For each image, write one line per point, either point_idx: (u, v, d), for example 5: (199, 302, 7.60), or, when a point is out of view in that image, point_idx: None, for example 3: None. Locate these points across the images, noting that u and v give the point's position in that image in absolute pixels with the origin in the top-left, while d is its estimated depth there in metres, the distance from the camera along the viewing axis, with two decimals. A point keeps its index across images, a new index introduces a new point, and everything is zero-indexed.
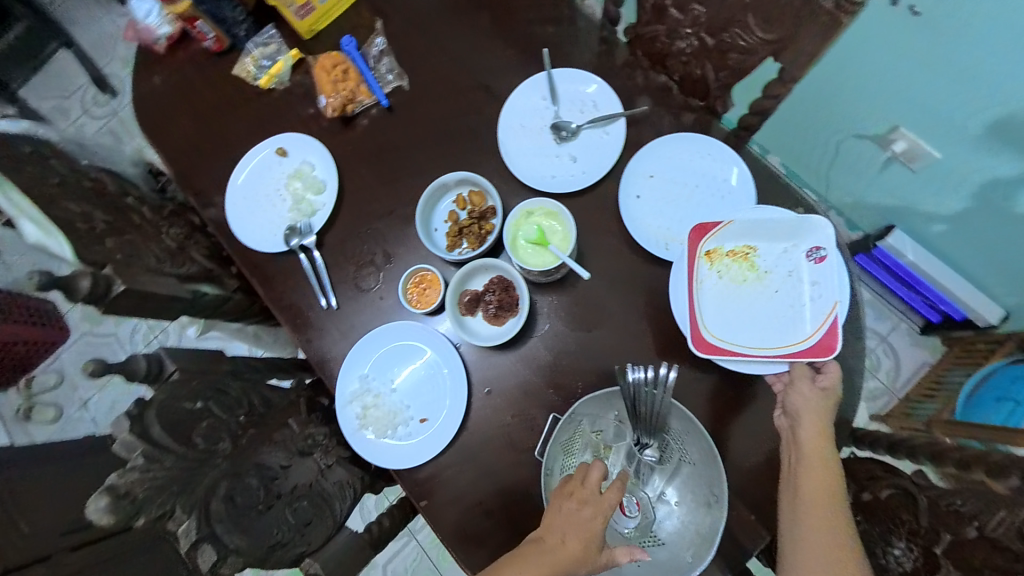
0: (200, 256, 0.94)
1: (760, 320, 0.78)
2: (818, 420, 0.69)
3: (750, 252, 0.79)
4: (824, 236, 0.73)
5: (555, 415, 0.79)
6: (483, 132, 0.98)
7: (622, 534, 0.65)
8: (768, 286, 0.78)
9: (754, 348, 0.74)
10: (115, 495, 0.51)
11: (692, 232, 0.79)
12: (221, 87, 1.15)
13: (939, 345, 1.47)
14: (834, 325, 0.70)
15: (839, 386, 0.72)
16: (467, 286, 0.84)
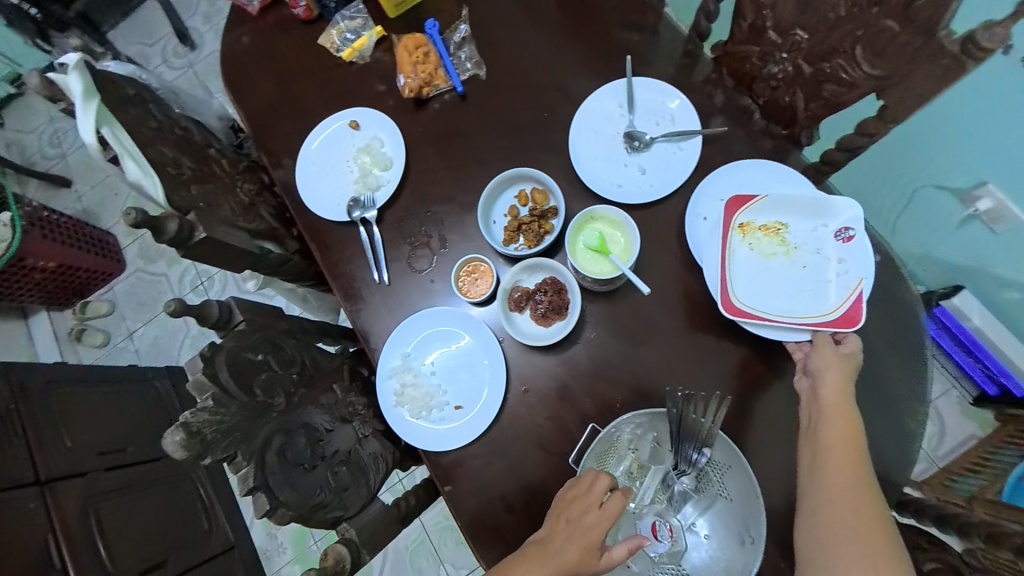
0: (268, 215, 0.98)
1: (785, 293, 0.79)
2: (840, 382, 0.69)
3: (780, 228, 0.81)
4: (853, 217, 0.76)
5: (594, 427, 0.78)
6: (554, 132, 0.98)
7: (650, 557, 0.64)
8: (796, 261, 0.79)
9: (780, 315, 0.76)
10: (188, 432, 0.54)
11: (729, 203, 0.82)
12: (304, 54, 1.19)
13: (991, 420, 1.37)
14: (857, 301, 0.73)
15: (858, 354, 0.73)
16: (519, 283, 0.85)
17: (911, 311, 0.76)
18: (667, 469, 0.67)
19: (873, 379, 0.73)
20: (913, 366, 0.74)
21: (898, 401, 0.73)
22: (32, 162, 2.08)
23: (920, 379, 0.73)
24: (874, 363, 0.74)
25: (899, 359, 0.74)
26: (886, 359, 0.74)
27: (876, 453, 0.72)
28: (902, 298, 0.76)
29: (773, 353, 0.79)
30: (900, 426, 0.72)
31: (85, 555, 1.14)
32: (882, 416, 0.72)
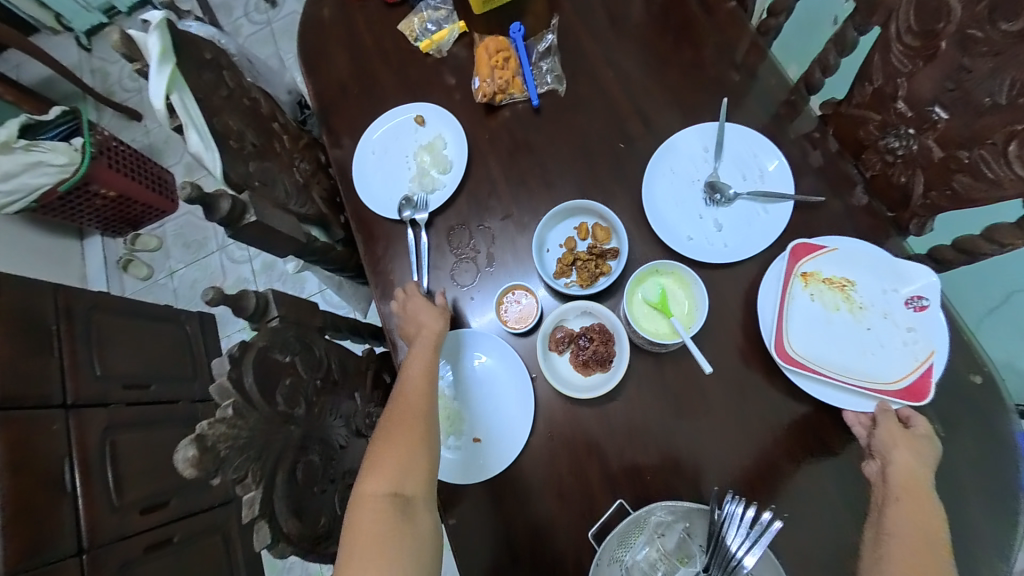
0: (320, 198, 0.96)
1: (846, 355, 0.71)
2: (910, 460, 0.62)
3: (846, 284, 0.74)
4: (930, 286, 0.69)
5: (622, 504, 0.72)
6: (628, 165, 0.92)
7: None
8: (862, 322, 0.72)
9: (835, 372, 0.70)
10: (202, 448, 0.48)
11: (794, 248, 0.76)
12: (383, 38, 1.16)
13: None
14: (923, 374, 0.66)
15: (933, 437, 0.64)
16: (563, 322, 0.80)
17: (1009, 449, 0.66)
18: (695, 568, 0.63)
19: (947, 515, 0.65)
20: (1002, 513, 0.64)
21: (974, 547, 0.63)
22: (111, 92, 2.15)
23: (1006, 528, 0.63)
24: (952, 498, 0.65)
25: (984, 498, 0.65)
26: (968, 497, 0.65)
27: None
28: (1001, 434, 0.66)
29: (834, 458, 0.71)
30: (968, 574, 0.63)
31: (95, 484, 1.17)
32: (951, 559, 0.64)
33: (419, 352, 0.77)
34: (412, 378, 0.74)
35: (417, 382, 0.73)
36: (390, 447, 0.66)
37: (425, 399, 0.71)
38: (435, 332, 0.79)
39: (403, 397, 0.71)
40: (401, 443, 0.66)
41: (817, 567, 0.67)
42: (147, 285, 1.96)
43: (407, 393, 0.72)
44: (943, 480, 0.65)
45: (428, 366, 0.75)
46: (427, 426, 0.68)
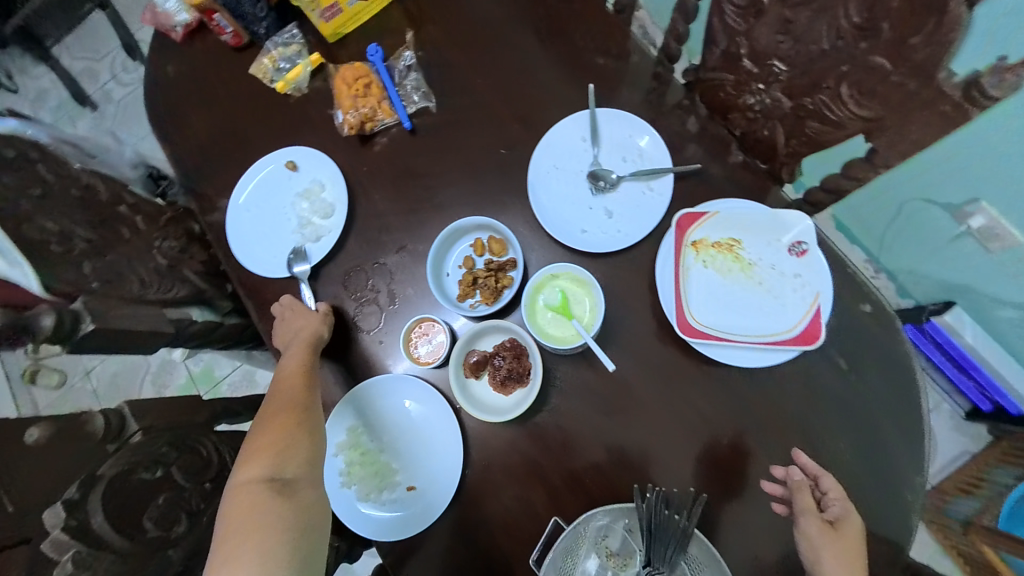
0: (194, 274, 0.87)
1: (746, 313, 0.71)
2: (841, 559, 0.59)
3: (734, 245, 0.74)
4: (804, 230, 0.71)
5: (557, 522, 0.70)
6: (511, 170, 0.89)
7: None
8: (754, 278, 0.72)
9: (738, 334, 0.70)
10: None
11: (681, 218, 0.76)
12: (238, 87, 1.08)
13: (983, 434, 1.36)
14: (814, 317, 0.68)
15: (850, 509, 0.62)
16: (475, 346, 0.76)
17: (908, 370, 0.68)
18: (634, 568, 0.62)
19: (862, 446, 0.67)
20: (910, 432, 0.67)
21: (890, 469, 0.66)
22: None
23: (915, 444, 0.66)
24: (864, 426, 0.68)
25: (893, 422, 0.67)
26: (878, 426, 0.67)
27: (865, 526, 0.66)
28: (897, 357, 0.68)
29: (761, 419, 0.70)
30: (889, 497, 0.66)
31: None
32: (872, 487, 0.67)
33: (297, 349, 0.77)
34: (290, 372, 0.73)
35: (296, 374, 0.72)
36: (267, 433, 0.63)
37: (306, 388, 0.71)
38: (313, 331, 0.79)
39: (281, 390, 0.70)
40: (278, 426, 0.64)
41: (760, 528, 0.68)
42: (60, 393, 1.70)
43: (286, 386, 0.71)
44: (853, 410, 0.68)
45: (306, 361, 0.75)
46: (308, 408, 0.67)
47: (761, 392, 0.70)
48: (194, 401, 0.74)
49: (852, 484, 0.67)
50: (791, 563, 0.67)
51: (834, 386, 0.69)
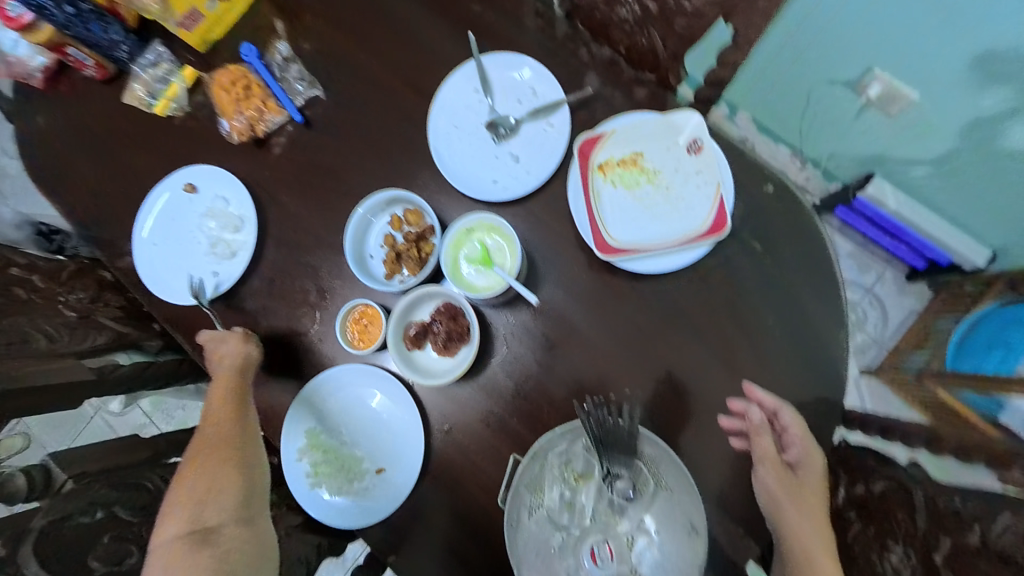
0: (111, 321, 0.84)
1: (656, 220, 0.73)
2: (799, 505, 0.63)
3: (637, 158, 0.75)
4: (696, 127, 0.72)
5: (516, 458, 0.73)
6: (411, 138, 0.86)
7: None
8: (661, 185, 0.73)
9: (651, 242, 0.72)
10: None
11: (583, 144, 0.76)
12: (114, 119, 1.01)
13: (925, 291, 1.48)
14: (719, 208, 0.70)
15: (810, 443, 0.67)
16: (412, 318, 0.77)
17: (815, 238, 0.71)
18: (597, 483, 0.63)
19: (788, 318, 0.71)
20: (827, 293, 0.70)
21: (815, 333, 0.70)
22: None
23: (832, 305, 0.70)
24: (784, 301, 0.71)
25: (812, 289, 0.71)
26: (800, 295, 0.71)
27: (804, 389, 0.70)
28: (803, 229, 0.71)
29: (694, 318, 0.73)
30: (820, 358, 0.70)
31: None
32: (803, 352, 0.71)
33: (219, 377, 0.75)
34: (215, 405, 0.72)
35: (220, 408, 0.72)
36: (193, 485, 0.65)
37: (234, 427, 0.71)
38: (240, 356, 0.77)
39: (208, 428, 0.71)
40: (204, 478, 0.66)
41: (713, 418, 0.72)
42: None
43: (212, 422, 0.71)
44: (771, 288, 0.71)
45: (231, 392, 0.74)
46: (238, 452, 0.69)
47: (689, 293, 0.73)
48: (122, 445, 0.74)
49: (783, 355, 0.71)
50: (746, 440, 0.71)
51: (752, 269, 0.72)
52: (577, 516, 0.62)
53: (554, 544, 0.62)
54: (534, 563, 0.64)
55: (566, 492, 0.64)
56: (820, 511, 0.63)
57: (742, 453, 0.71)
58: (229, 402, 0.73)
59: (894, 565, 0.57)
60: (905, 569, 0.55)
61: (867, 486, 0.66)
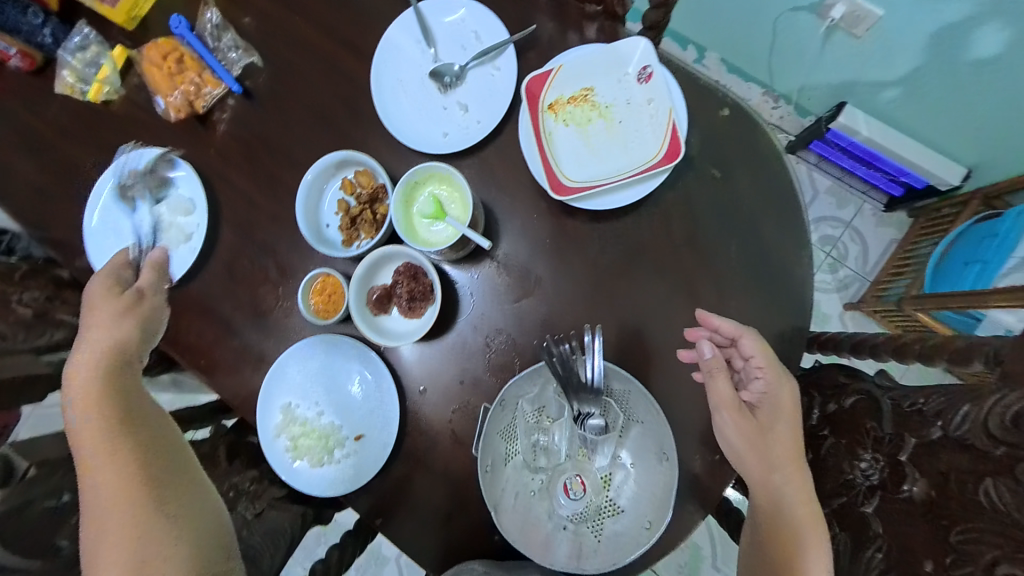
0: (69, 317, 0.84)
1: (611, 157, 0.71)
2: (756, 443, 0.60)
3: (588, 93, 0.72)
4: (645, 54, 0.70)
5: (485, 407, 0.73)
6: (355, 98, 0.82)
7: (563, 513, 0.63)
8: (613, 120, 0.71)
9: (607, 178, 0.70)
10: None
11: (531, 81, 0.72)
12: (32, 106, 0.92)
13: (905, 219, 1.43)
14: (673, 135, 0.68)
15: (778, 369, 0.63)
16: (375, 282, 0.76)
17: (772, 159, 0.70)
18: (569, 422, 0.66)
19: (752, 244, 0.70)
20: (787, 214, 0.70)
21: (778, 257, 0.70)
22: None
23: (793, 228, 0.70)
24: (746, 228, 0.70)
25: (771, 212, 0.70)
26: (760, 219, 0.70)
27: (774, 314, 0.70)
28: (759, 155, 0.70)
29: (659, 254, 0.71)
30: (786, 281, 0.70)
31: None
32: (769, 277, 0.70)
33: (83, 373, 0.56)
34: (89, 413, 0.54)
35: (97, 412, 0.54)
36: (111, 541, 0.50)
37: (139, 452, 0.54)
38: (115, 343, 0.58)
39: (95, 446, 0.53)
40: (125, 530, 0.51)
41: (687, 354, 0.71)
42: None
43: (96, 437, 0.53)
44: (732, 217, 0.70)
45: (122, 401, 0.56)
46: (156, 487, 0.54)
47: (652, 229, 0.71)
48: None
49: (750, 282, 0.70)
50: None
51: (713, 196, 0.71)
52: (549, 455, 0.66)
53: (533, 487, 0.65)
54: (512, 506, 0.64)
55: (540, 437, 0.67)
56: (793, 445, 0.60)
57: None
58: (112, 404, 0.55)
59: (864, 472, 0.57)
60: (874, 474, 0.56)
61: (839, 403, 0.65)
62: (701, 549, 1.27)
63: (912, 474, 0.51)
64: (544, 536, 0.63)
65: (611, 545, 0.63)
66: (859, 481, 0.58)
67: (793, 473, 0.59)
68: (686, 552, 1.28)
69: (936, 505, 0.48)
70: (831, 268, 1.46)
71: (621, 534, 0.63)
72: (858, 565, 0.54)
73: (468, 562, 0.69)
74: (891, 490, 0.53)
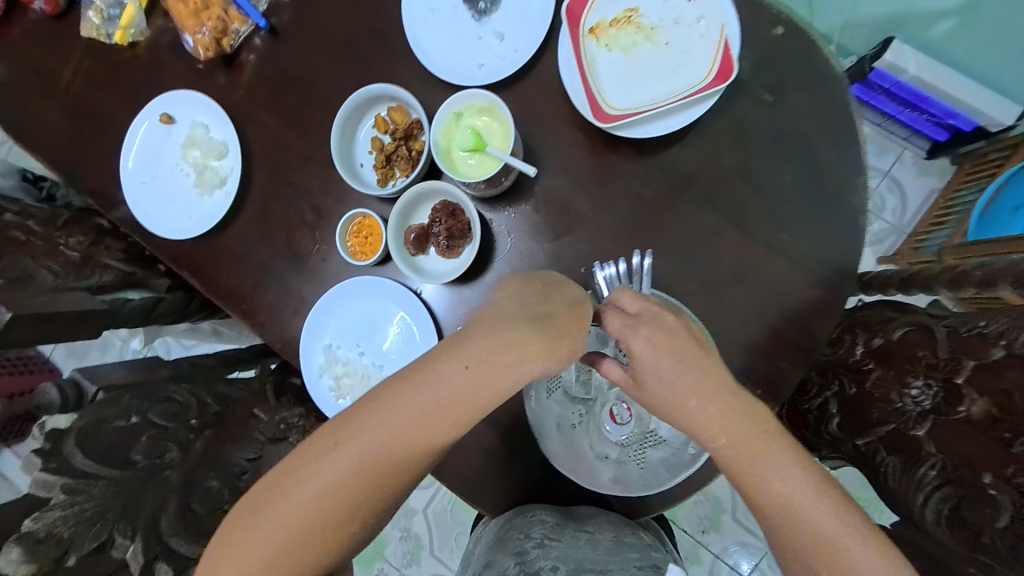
0: (114, 261, 0.85)
1: (657, 82, 0.68)
2: (661, 396, 0.51)
3: (632, 14, 0.68)
4: None
5: None
6: (386, 31, 0.79)
7: (617, 440, 0.65)
8: (659, 42, 0.68)
9: (653, 104, 0.67)
10: (31, 542, 0.43)
11: (572, 3, 0.68)
12: (60, 51, 0.91)
13: (947, 165, 1.37)
14: (725, 53, 0.64)
15: (623, 316, 0.54)
16: (412, 222, 0.76)
17: (828, 79, 0.67)
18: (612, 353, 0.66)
19: (802, 172, 0.68)
20: (841, 140, 0.67)
21: (829, 188, 0.68)
22: None
23: (846, 157, 0.67)
24: (796, 157, 0.68)
25: (825, 137, 0.68)
26: (813, 144, 0.68)
27: (824, 246, 0.68)
28: (814, 77, 0.67)
29: (705, 187, 0.69)
30: (838, 212, 0.68)
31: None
32: (819, 208, 0.68)
33: (451, 350, 0.46)
34: (433, 414, 0.44)
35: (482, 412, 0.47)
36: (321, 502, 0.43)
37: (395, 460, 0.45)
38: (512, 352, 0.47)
39: (345, 446, 0.43)
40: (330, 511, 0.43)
41: (732, 289, 0.69)
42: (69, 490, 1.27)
43: (370, 430, 0.43)
44: (783, 146, 0.68)
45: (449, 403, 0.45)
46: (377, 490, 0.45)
47: (699, 158, 0.69)
48: (147, 363, 0.70)
49: (800, 214, 0.68)
50: (769, 306, 0.69)
51: (764, 122, 0.68)
52: (591, 390, 0.67)
53: (575, 420, 0.67)
54: (555, 436, 0.67)
55: (582, 373, 0.67)
56: (680, 380, 0.50)
57: (765, 320, 0.69)
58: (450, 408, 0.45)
59: (915, 398, 0.55)
60: (927, 399, 0.54)
61: (886, 336, 0.64)
62: (721, 501, 1.30)
63: (971, 394, 0.50)
64: (588, 465, 0.66)
65: (654, 471, 0.65)
66: (908, 408, 0.56)
67: (696, 403, 0.49)
68: (707, 504, 1.31)
69: (999, 420, 0.46)
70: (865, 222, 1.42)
71: (666, 460, 0.65)
72: (911, 484, 0.53)
73: (531, 506, 0.68)
74: (947, 414, 0.51)
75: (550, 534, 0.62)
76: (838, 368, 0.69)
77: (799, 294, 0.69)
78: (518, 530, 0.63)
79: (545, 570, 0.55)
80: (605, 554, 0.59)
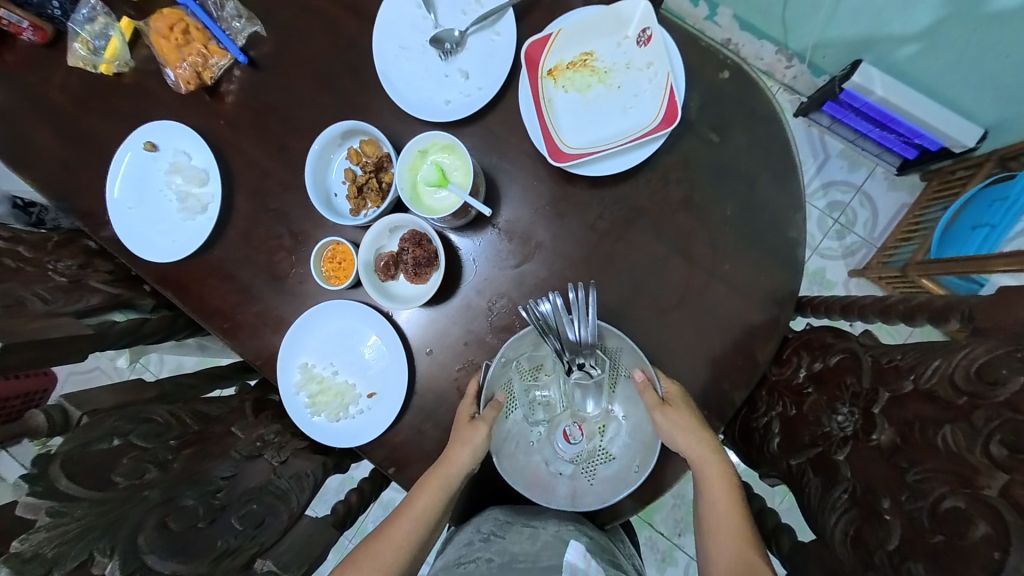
0: (101, 283, 0.89)
1: (611, 123, 0.72)
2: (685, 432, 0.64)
3: (588, 58, 0.73)
4: (645, 16, 0.70)
5: (485, 363, 0.76)
6: (359, 66, 0.83)
7: (570, 458, 0.70)
8: (613, 86, 0.72)
9: (607, 144, 0.71)
10: (20, 561, 0.46)
11: (531, 47, 0.72)
12: (48, 80, 0.94)
13: (916, 182, 1.40)
14: (671, 98, 0.69)
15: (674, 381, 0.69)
16: (382, 249, 0.80)
17: (770, 119, 0.72)
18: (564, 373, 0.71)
19: (747, 205, 0.72)
20: (782, 176, 0.72)
21: (771, 220, 0.72)
22: None
23: (788, 193, 0.72)
24: (741, 191, 0.72)
25: (769, 173, 0.72)
26: (757, 181, 0.72)
27: (767, 276, 0.72)
28: (756, 118, 0.72)
29: (657, 218, 0.73)
30: (780, 244, 0.72)
31: None
32: (762, 240, 0.72)
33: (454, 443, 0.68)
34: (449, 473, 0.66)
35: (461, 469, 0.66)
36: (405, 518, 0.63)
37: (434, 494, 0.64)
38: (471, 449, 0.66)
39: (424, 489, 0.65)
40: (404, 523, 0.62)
41: (681, 314, 0.74)
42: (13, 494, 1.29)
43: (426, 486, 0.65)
44: (729, 181, 0.72)
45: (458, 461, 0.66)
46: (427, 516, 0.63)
47: (652, 191, 0.73)
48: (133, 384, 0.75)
49: (745, 246, 0.73)
50: (716, 333, 0.73)
51: (710, 159, 0.72)
52: (546, 409, 0.72)
53: (533, 438, 0.72)
54: (512, 453, 0.71)
55: (539, 394, 0.72)
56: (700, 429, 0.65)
57: (712, 345, 0.73)
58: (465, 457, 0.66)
59: (840, 424, 0.60)
60: (849, 425, 0.59)
61: (824, 361, 0.67)
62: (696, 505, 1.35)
63: (882, 423, 0.54)
64: (544, 480, 0.71)
65: (603, 486, 0.70)
66: (834, 432, 0.60)
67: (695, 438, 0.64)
68: (683, 508, 1.35)
69: (898, 450, 0.51)
70: (838, 235, 1.43)
71: (613, 476, 0.70)
72: (827, 504, 0.57)
73: (488, 506, 0.74)
74: (863, 441, 0.55)
75: (497, 530, 0.67)
76: (782, 389, 0.72)
77: (743, 320, 0.73)
78: (473, 522, 0.71)
79: (478, 560, 0.62)
80: (540, 546, 0.63)
